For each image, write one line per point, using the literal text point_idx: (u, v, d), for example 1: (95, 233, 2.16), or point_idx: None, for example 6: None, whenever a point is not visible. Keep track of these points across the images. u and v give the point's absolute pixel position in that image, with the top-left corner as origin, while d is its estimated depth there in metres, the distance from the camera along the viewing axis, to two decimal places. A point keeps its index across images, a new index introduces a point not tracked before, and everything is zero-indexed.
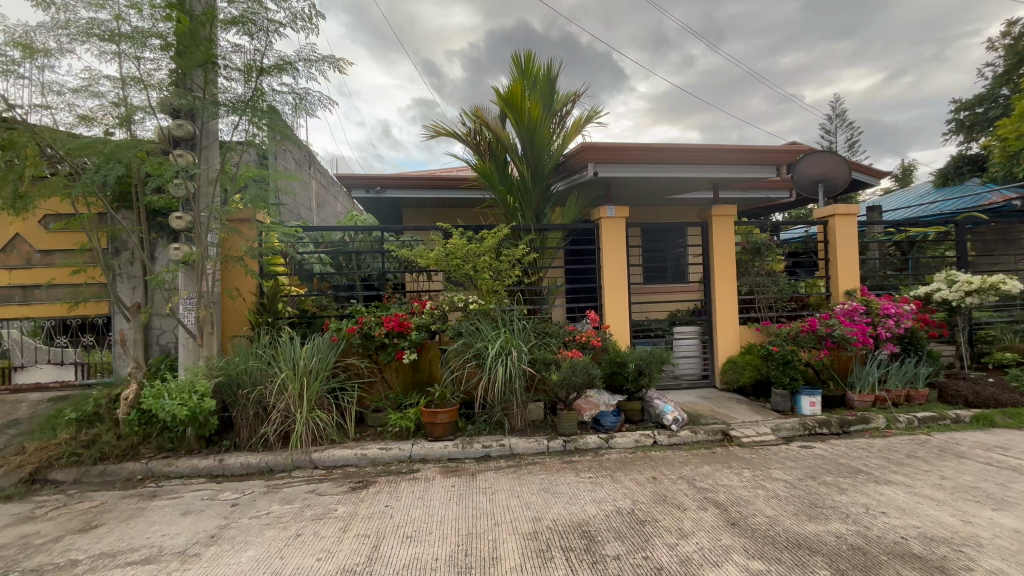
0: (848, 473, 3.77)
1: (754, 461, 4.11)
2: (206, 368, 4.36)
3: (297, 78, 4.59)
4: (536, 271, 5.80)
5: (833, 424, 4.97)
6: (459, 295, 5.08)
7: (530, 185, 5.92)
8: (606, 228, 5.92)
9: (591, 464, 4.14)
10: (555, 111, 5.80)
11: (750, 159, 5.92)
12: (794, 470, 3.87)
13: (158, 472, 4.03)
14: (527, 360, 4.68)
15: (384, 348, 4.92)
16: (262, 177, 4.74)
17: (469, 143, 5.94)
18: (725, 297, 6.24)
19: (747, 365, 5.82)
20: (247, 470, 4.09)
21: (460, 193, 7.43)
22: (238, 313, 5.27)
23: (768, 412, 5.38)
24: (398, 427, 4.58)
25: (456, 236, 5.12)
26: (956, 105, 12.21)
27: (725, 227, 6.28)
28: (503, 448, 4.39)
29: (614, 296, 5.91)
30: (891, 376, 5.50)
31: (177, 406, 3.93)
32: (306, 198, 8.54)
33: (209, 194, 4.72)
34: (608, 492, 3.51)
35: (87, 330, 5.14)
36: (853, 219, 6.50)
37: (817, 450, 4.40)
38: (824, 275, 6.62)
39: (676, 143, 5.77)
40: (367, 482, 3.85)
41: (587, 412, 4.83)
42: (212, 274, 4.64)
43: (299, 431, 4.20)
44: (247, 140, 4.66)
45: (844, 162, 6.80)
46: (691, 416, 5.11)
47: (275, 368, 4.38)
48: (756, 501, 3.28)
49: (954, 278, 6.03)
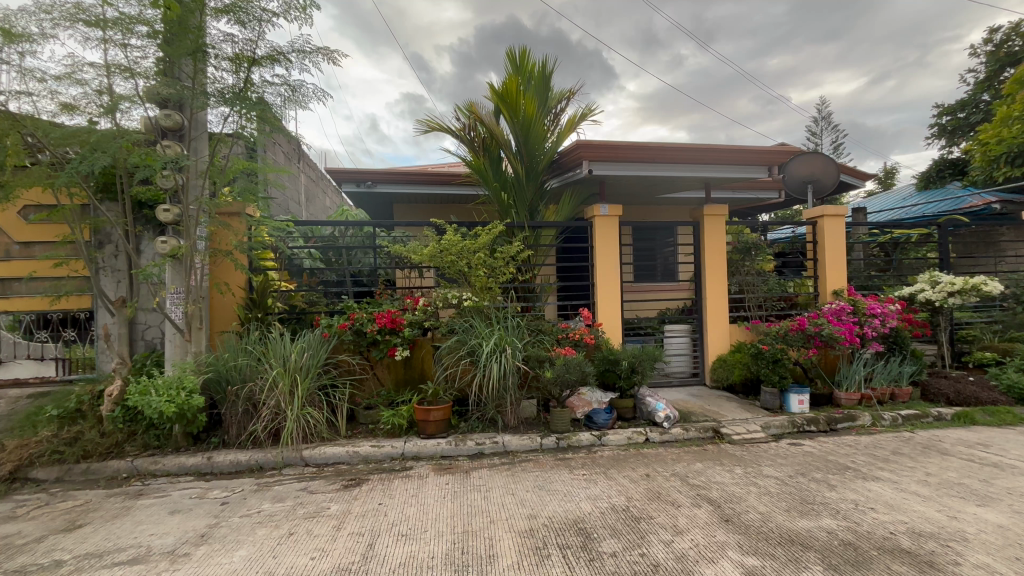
0: (837, 470, 3.83)
1: (745, 458, 4.16)
2: (194, 364, 4.26)
3: (289, 70, 4.51)
4: (529, 269, 5.78)
5: (821, 421, 5.06)
6: (452, 292, 5.06)
7: (525, 182, 5.90)
8: (600, 226, 5.92)
9: (585, 461, 4.15)
10: (550, 108, 5.80)
11: (743, 159, 5.98)
12: (784, 467, 3.93)
13: (143, 471, 3.94)
14: (521, 357, 4.66)
15: (375, 344, 4.89)
16: (253, 170, 4.65)
17: (463, 139, 5.92)
18: (717, 296, 6.29)
19: (736, 363, 5.94)
20: (236, 468, 4.02)
21: (453, 189, 7.38)
22: (227, 309, 5.17)
23: (757, 409, 5.45)
24: (390, 424, 4.56)
25: (450, 232, 5.07)
26: (939, 110, 12.46)
27: (717, 226, 6.33)
28: (496, 446, 4.39)
29: (607, 294, 5.94)
30: (877, 374, 5.61)
31: (164, 403, 3.84)
32: (295, 192, 8.40)
33: (198, 186, 4.62)
34: (602, 489, 3.53)
35: (69, 324, 5.01)
36: (842, 220, 6.61)
37: (806, 447, 4.47)
38: (813, 275, 6.72)
39: (670, 142, 5.79)
40: (359, 480, 3.81)
41: (580, 410, 4.79)
42: (200, 268, 4.54)
43: (290, 428, 4.13)
44: (237, 132, 4.59)
45: (833, 164, 6.89)
46: (682, 414, 5.15)
47: (265, 365, 4.30)
48: (749, 497, 3.32)
49: (938, 279, 6.17)
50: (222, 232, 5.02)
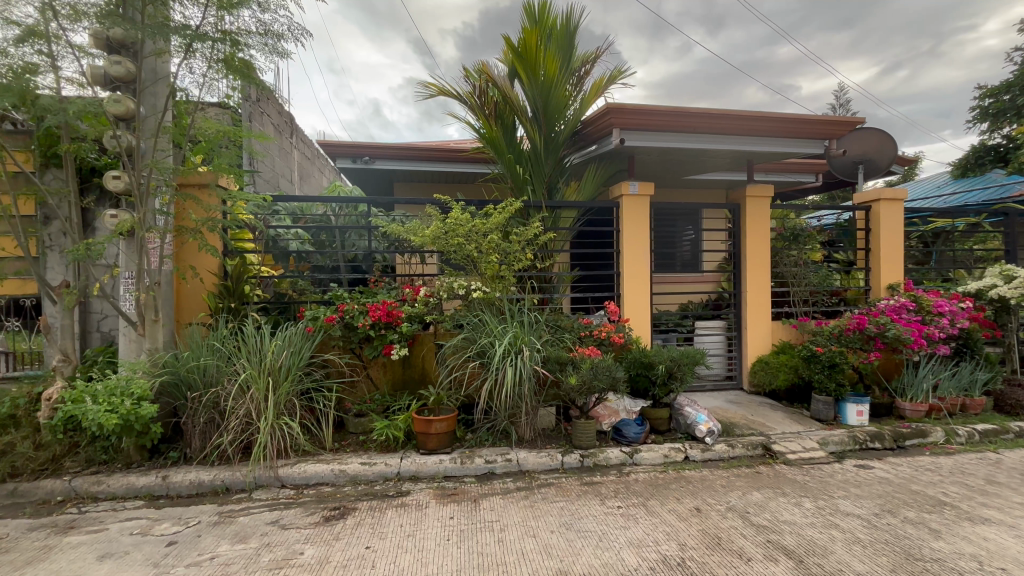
0: (931, 507, 3.12)
1: (811, 486, 3.44)
2: (148, 365, 3.54)
3: (266, 9, 3.75)
4: (547, 255, 5.02)
5: (886, 438, 4.33)
6: (459, 281, 4.33)
7: (543, 155, 5.14)
8: (629, 207, 5.17)
9: (617, 487, 3.45)
10: (574, 69, 4.97)
11: (795, 130, 5.17)
12: (863, 500, 3.21)
13: (83, 493, 3.25)
14: (539, 359, 3.95)
15: (369, 341, 4.18)
16: (230, 135, 3.92)
17: (472, 104, 5.09)
18: (758, 288, 5.54)
19: (783, 366, 5.16)
20: (197, 490, 3.33)
21: (457, 166, 6.62)
22: (195, 297, 4.43)
23: (808, 421, 4.71)
24: (384, 436, 3.86)
25: (456, 209, 4.32)
26: (982, 92, 11.52)
27: (759, 209, 5.56)
28: (509, 464, 3.70)
29: (635, 285, 5.19)
30: (946, 382, 4.86)
31: (104, 414, 3.11)
32: (286, 168, 7.67)
33: (157, 150, 3.85)
34: (645, 530, 2.82)
35: (13, 312, 4.31)
36: (900, 205, 5.82)
37: (879, 471, 3.75)
38: (864, 267, 5.96)
39: (714, 108, 4.92)
40: (344, 510, 3.11)
41: (605, 420, 4.15)
42: (158, 248, 3.77)
43: (261, 442, 3.42)
44: (223, 99, 3.99)
45: (890, 139, 5.97)
46: (723, 426, 4.43)
47: (236, 365, 3.61)
48: (836, 548, 2.61)
49: (1012, 274, 5.39)
50: (186, 207, 4.27)
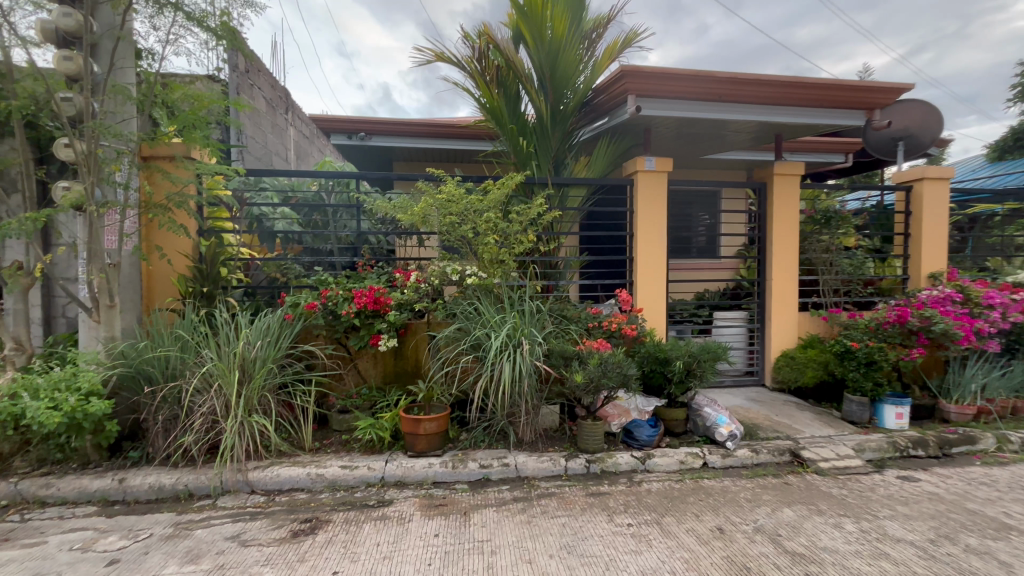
0: (995, 531, 2.67)
1: (850, 502, 3.01)
2: (102, 356, 3.20)
3: None
4: (552, 238, 4.57)
5: (931, 445, 3.87)
6: (453, 266, 3.92)
7: (550, 128, 4.66)
8: (643, 184, 4.68)
9: (627, 499, 3.04)
10: (585, 31, 4.41)
11: (831, 98, 4.63)
12: (915, 522, 2.77)
13: (30, 497, 2.92)
14: (541, 352, 3.53)
15: (354, 330, 3.79)
16: (195, 100, 3.45)
17: (470, 71, 4.59)
18: (785, 275, 5.05)
19: (811, 362, 4.70)
20: (157, 495, 2.99)
21: (459, 143, 6.16)
22: (166, 280, 4.07)
23: (840, 423, 4.26)
24: (368, 437, 3.48)
25: (450, 183, 3.89)
26: None
27: (788, 188, 5.04)
28: (506, 470, 3.31)
29: (650, 272, 4.73)
30: (996, 382, 4.35)
31: (46, 411, 2.78)
32: (281, 146, 7.27)
33: (115, 115, 3.44)
34: (661, 557, 2.41)
35: None
36: (945, 184, 5.25)
37: (925, 485, 3.30)
38: (902, 253, 5.42)
39: (742, 73, 4.38)
40: (316, 523, 2.74)
41: (615, 421, 3.70)
42: (116, 225, 3.40)
43: (228, 443, 3.06)
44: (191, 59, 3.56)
45: (934, 112, 5.40)
46: (746, 428, 4.00)
47: (202, 356, 3.25)
48: None
49: None
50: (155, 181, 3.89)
